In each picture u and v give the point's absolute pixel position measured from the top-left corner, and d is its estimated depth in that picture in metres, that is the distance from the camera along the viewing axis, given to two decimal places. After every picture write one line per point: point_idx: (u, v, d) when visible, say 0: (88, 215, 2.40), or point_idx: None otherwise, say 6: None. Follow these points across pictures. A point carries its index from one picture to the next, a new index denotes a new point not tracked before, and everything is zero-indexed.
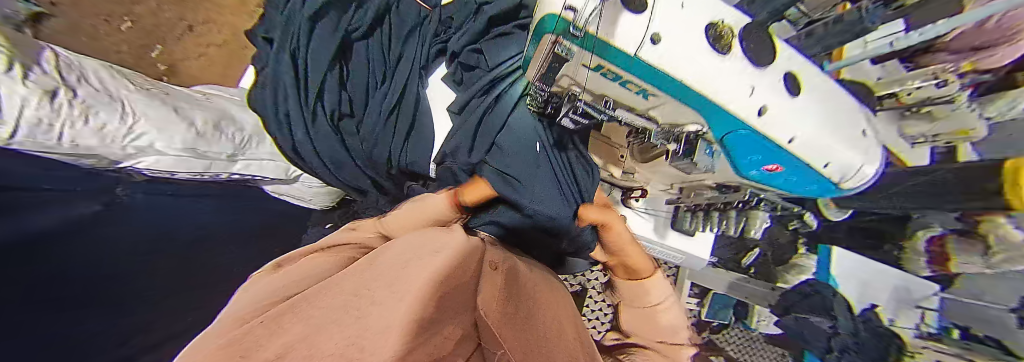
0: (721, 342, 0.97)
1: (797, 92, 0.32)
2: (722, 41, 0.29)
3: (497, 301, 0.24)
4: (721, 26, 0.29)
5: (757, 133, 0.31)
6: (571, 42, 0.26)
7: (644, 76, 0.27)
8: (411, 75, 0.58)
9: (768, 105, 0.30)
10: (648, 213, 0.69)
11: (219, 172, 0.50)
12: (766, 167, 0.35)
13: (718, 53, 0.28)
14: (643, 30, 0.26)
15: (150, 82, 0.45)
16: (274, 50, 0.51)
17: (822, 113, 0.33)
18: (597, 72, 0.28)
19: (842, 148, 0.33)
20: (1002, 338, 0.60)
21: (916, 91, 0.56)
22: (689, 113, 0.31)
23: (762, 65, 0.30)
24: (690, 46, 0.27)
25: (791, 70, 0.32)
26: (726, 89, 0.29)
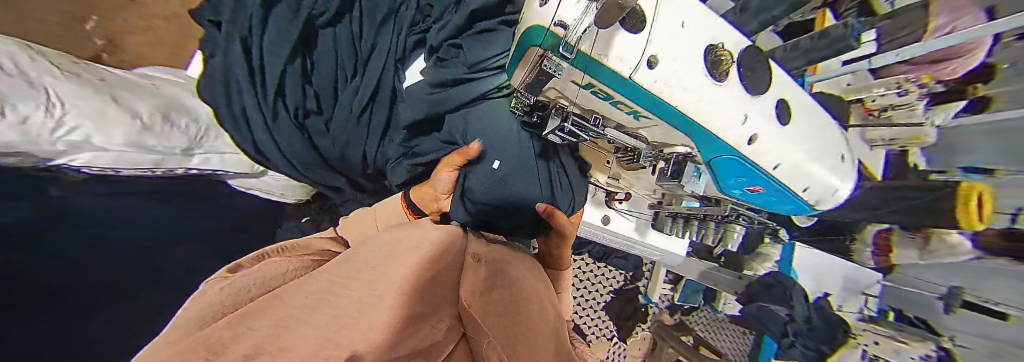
0: (691, 323, 1.08)
1: (786, 120, 0.32)
2: (722, 68, 0.27)
3: (476, 292, 0.31)
4: (720, 51, 0.27)
5: (745, 159, 0.31)
6: (561, 60, 0.24)
7: (638, 98, 0.26)
8: (386, 67, 0.55)
9: (758, 134, 0.30)
10: (631, 215, 0.72)
11: (173, 167, 0.47)
12: (750, 188, 0.37)
13: (717, 82, 0.27)
14: (642, 52, 0.23)
15: (77, 63, 0.39)
16: (225, 39, 0.46)
17: (809, 139, 0.34)
18: (588, 89, 0.27)
19: (824, 174, 0.35)
20: (928, 319, 0.67)
21: (879, 99, 0.53)
22: (678, 136, 0.31)
23: (756, 93, 0.29)
24: (688, 70, 0.25)
25: (783, 95, 0.32)
26: (719, 119, 0.28)
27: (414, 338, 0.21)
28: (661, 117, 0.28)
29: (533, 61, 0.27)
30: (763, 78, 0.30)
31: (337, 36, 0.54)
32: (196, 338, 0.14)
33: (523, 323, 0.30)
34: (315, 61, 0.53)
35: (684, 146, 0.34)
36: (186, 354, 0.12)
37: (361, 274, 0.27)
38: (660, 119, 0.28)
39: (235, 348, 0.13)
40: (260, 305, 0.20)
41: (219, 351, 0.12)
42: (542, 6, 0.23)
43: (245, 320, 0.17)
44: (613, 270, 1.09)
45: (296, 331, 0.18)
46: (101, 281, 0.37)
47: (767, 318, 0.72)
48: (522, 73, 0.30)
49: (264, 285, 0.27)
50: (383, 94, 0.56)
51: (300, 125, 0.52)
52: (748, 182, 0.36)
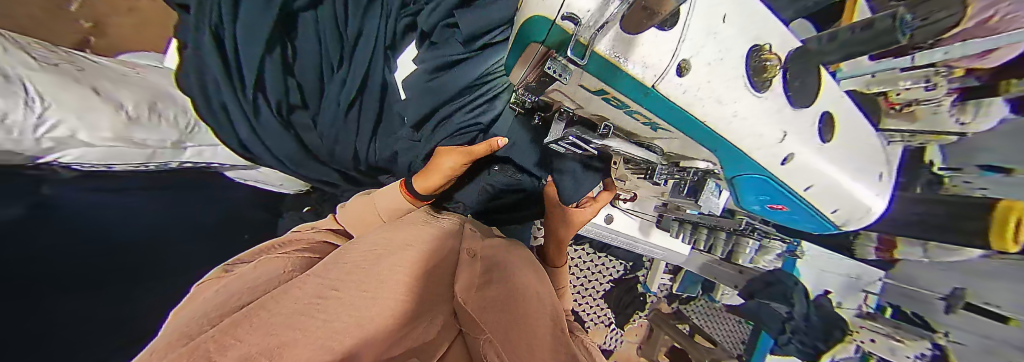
0: (687, 311, 1.10)
1: (829, 138, 0.30)
2: (763, 76, 0.25)
3: (472, 289, 0.31)
4: (767, 53, 0.25)
5: (771, 179, 0.30)
6: (568, 62, 0.22)
7: (659, 109, 0.24)
8: (376, 58, 0.51)
9: (794, 154, 0.28)
10: (634, 214, 0.71)
11: (167, 161, 0.46)
12: (770, 205, 0.35)
13: (756, 92, 0.24)
14: (670, 56, 0.21)
15: (52, 52, 0.37)
16: (194, 30, 0.43)
17: (842, 155, 0.31)
18: (599, 94, 0.25)
19: (858, 196, 0.33)
20: (927, 315, 0.65)
21: (903, 92, 0.47)
22: (700, 151, 0.30)
23: (798, 106, 0.27)
24: (722, 79, 0.23)
25: (828, 109, 0.29)
26: (747, 135, 0.26)
27: (411, 334, 0.23)
28: (680, 130, 0.27)
29: (535, 56, 0.25)
30: (813, 83, 0.28)
31: (319, 22, 0.49)
32: (188, 344, 0.13)
33: (522, 313, 0.31)
34: (297, 52, 0.49)
35: (705, 160, 0.32)
36: (177, 361, 0.11)
37: (354, 275, 0.27)
38: (678, 129, 0.26)
39: (230, 351, 0.13)
40: (251, 310, 0.19)
41: (211, 358, 0.11)
42: None
43: (235, 325, 0.17)
44: (613, 259, 1.10)
45: (298, 327, 0.17)
46: (95, 268, 0.37)
47: (764, 313, 0.74)
48: (524, 67, 0.28)
49: (254, 291, 0.25)
50: (374, 85, 0.53)
51: (285, 121, 0.52)
52: (772, 200, 0.34)
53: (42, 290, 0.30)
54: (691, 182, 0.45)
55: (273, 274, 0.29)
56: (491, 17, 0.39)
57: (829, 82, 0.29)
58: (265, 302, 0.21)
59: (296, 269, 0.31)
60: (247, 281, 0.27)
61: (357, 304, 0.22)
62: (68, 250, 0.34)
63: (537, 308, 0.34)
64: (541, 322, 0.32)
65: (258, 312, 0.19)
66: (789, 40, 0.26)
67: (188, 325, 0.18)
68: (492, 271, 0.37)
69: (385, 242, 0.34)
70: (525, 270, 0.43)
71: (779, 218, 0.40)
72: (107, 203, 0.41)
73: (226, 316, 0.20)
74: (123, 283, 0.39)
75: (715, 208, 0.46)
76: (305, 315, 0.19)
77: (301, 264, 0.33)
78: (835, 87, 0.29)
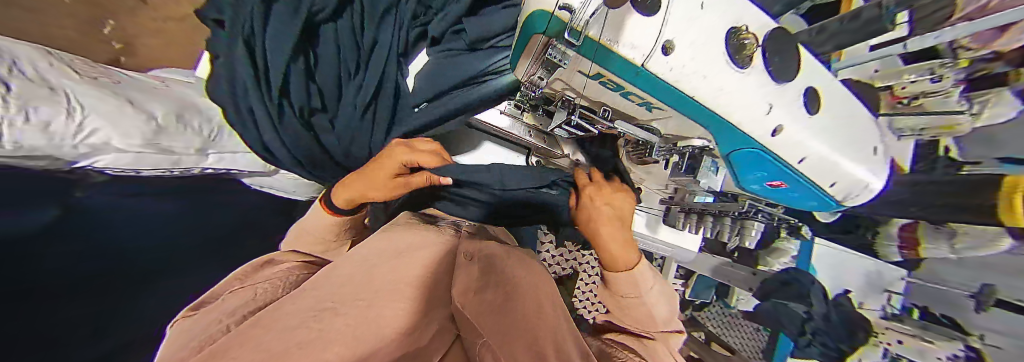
0: (703, 319, 1.05)
1: (815, 109, 0.30)
2: (744, 52, 0.26)
3: (468, 293, 0.31)
4: (744, 33, 0.26)
5: (770, 156, 0.30)
6: (566, 48, 0.23)
7: (654, 90, 0.25)
8: (389, 64, 0.55)
9: (783, 125, 0.28)
10: (642, 210, 0.71)
11: (190, 167, 0.48)
12: (770, 183, 0.35)
13: (739, 69, 0.25)
14: (656, 38, 0.22)
15: (90, 66, 0.40)
16: (227, 40, 0.47)
17: (834, 130, 0.31)
18: (596, 79, 0.26)
19: (853, 171, 0.33)
20: (957, 317, 0.63)
21: (909, 86, 0.49)
22: (699, 130, 0.30)
23: (785, 82, 0.28)
24: (709, 58, 0.24)
25: (813, 84, 0.30)
26: (742, 109, 0.26)
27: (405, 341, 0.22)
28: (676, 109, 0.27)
29: (539, 47, 0.26)
30: (794, 62, 0.28)
31: (337, 33, 0.54)
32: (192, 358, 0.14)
33: (520, 314, 0.30)
34: (318, 59, 0.53)
35: (701, 138, 0.33)
36: None
37: (347, 288, 0.27)
38: (677, 110, 0.27)
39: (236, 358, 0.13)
40: (252, 324, 0.19)
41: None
42: None
43: (236, 338, 0.17)
44: None
45: (301, 332, 0.18)
46: (106, 278, 0.38)
47: (782, 316, 0.68)
48: (529, 58, 0.28)
49: (243, 308, 0.26)
50: (387, 90, 0.55)
51: (307, 123, 0.53)
52: (766, 177, 0.34)
53: (51, 303, 0.31)
54: (687, 162, 0.48)
55: (256, 293, 0.29)
56: (496, 24, 0.48)
57: (810, 59, 0.30)
58: (266, 315, 0.21)
59: (278, 290, 0.31)
60: (237, 301, 0.27)
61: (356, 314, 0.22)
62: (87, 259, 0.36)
63: (538, 309, 0.34)
64: (544, 325, 0.31)
65: (259, 325, 0.19)
66: (767, 23, 0.27)
67: (186, 347, 0.18)
68: (493, 274, 0.36)
69: (376, 253, 0.35)
70: (525, 272, 0.42)
71: (779, 199, 0.39)
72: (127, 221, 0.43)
73: (223, 335, 0.20)
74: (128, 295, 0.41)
75: (715, 185, 0.48)
76: (307, 323, 0.20)
77: (284, 285, 0.33)
78: (815, 60, 0.30)
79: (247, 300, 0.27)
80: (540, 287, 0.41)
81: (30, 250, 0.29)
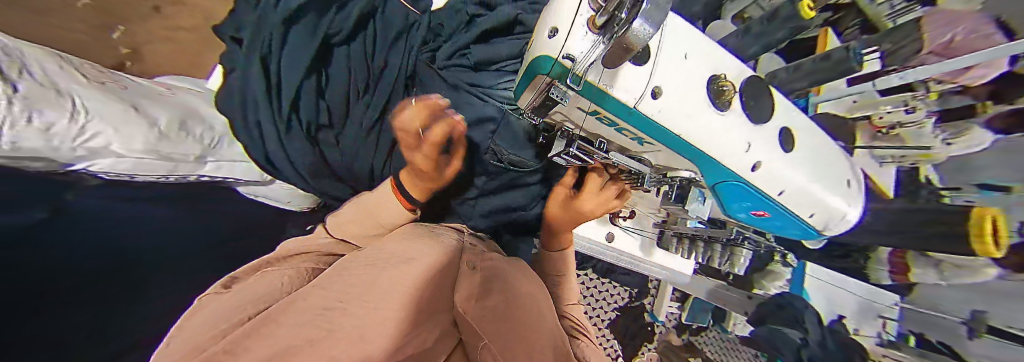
0: (698, 344, 1.02)
1: (790, 148, 0.32)
2: (723, 97, 0.28)
3: (472, 299, 0.31)
4: (724, 82, 0.28)
5: (755, 189, 0.31)
6: (568, 89, 0.24)
7: (646, 127, 0.27)
8: (395, 87, 0.60)
9: (761, 161, 0.30)
10: (635, 232, 0.71)
11: (187, 174, 0.48)
12: (754, 212, 0.36)
13: (720, 111, 0.27)
14: (645, 83, 0.24)
15: (100, 71, 0.41)
16: (246, 59, 0.49)
17: (814, 165, 0.33)
18: (593, 115, 0.28)
19: (829, 202, 0.34)
20: (954, 346, 0.60)
21: (886, 116, 0.53)
22: (687, 163, 0.32)
23: (760, 123, 0.30)
24: (693, 99, 0.26)
25: (787, 125, 0.32)
26: (725, 148, 0.28)
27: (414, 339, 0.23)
28: (662, 143, 0.29)
29: (540, 86, 0.28)
30: (768, 104, 0.30)
31: (350, 53, 0.57)
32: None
33: (520, 327, 0.30)
34: (329, 78, 0.55)
35: (687, 170, 0.34)
36: None
37: (354, 287, 0.27)
38: (664, 144, 0.29)
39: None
40: (252, 329, 0.20)
41: None
42: (552, 37, 0.24)
43: (230, 348, 0.17)
44: (618, 286, 1.07)
45: (307, 336, 0.19)
46: (111, 275, 0.37)
47: (778, 340, 0.65)
48: (532, 93, 0.30)
49: (255, 304, 0.26)
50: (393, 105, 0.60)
51: (312, 138, 0.54)
52: (749, 206, 0.35)
53: (57, 299, 0.31)
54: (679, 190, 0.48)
55: (262, 289, 0.29)
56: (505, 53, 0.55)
57: (782, 101, 0.32)
58: (269, 318, 0.22)
59: (287, 287, 0.31)
60: (245, 296, 0.27)
61: (361, 314, 0.23)
62: (95, 257, 0.36)
63: (539, 322, 0.33)
64: (544, 337, 0.31)
65: (265, 326, 0.20)
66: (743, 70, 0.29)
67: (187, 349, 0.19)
68: (494, 289, 0.36)
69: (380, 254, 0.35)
70: (528, 283, 0.43)
71: (763, 226, 0.40)
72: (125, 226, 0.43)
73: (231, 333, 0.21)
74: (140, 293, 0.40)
75: (703, 214, 0.49)
76: (314, 326, 0.21)
77: (294, 280, 0.33)
78: (789, 104, 0.32)
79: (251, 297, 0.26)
80: (542, 297, 0.41)
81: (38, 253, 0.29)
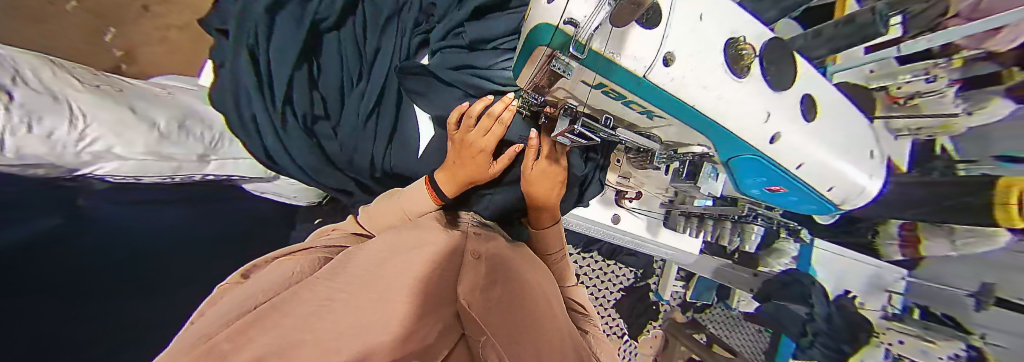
0: (704, 320, 1.05)
1: (812, 116, 0.30)
2: (741, 62, 0.26)
3: (476, 290, 0.32)
4: (741, 44, 0.25)
5: (770, 161, 0.30)
6: (570, 60, 0.23)
7: (656, 100, 0.25)
8: (389, 74, 0.59)
9: (781, 132, 0.29)
10: (641, 213, 0.71)
11: (192, 174, 0.48)
12: (769, 187, 0.36)
13: (737, 78, 0.25)
14: (657, 50, 0.22)
15: (92, 75, 0.40)
16: (232, 50, 0.47)
17: (834, 136, 0.31)
18: (599, 88, 0.27)
19: (852, 175, 0.33)
20: (956, 316, 0.59)
21: (905, 86, 0.49)
22: (701, 137, 0.31)
23: (779, 89, 0.28)
24: (708, 67, 0.24)
25: (810, 91, 0.30)
26: (738, 118, 0.27)
27: (411, 341, 0.24)
28: (677, 117, 0.27)
29: (540, 61, 0.26)
30: (789, 71, 0.29)
31: (340, 40, 0.57)
32: (200, 347, 0.15)
33: (526, 327, 0.30)
34: (321, 67, 0.55)
35: (701, 145, 0.33)
36: (198, 360, 0.13)
37: (358, 278, 0.28)
38: (676, 118, 0.27)
39: (239, 353, 0.14)
40: (263, 311, 0.21)
41: (227, 359, 0.14)
42: (552, 2, 0.22)
43: (240, 330, 0.18)
44: (623, 267, 1.09)
45: (304, 328, 0.20)
46: (120, 277, 0.38)
47: (784, 317, 0.68)
48: (533, 68, 0.28)
49: (266, 293, 0.26)
50: (390, 91, 0.59)
51: (308, 130, 0.54)
52: (763, 181, 0.34)
53: (72, 298, 0.32)
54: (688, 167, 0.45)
55: (277, 277, 0.30)
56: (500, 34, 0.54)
57: (804, 65, 0.30)
58: (279, 302, 0.23)
59: (301, 272, 0.32)
60: (258, 286, 0.28)
61: (363, 307, 0.24)
62: (107, 259, 0.37)
63: (549, 313, 0.35)
64: (550, 333, 0.32)
65: (271, 313, 0.21)
66: (762, 32, 0.27)
67: (208, 327, 0.20)
68: (497, 276, 0.36)
69: (389, 245, 0.36)
70: (534, 273, 0.43)
71: (778, 201, 0.40)
72: None
73: (240, 316, 0.22)
74: (148, 295, 0.42)
75: (715, 191, 0.46)
76: (314, 317, 0.21)
77: (308, 266, 0.34)
78: (812, 70, 0.30)
79: (263, 287, 0.27)
80: (545, 284, 0.42)
81: (45, 257, 0.30)
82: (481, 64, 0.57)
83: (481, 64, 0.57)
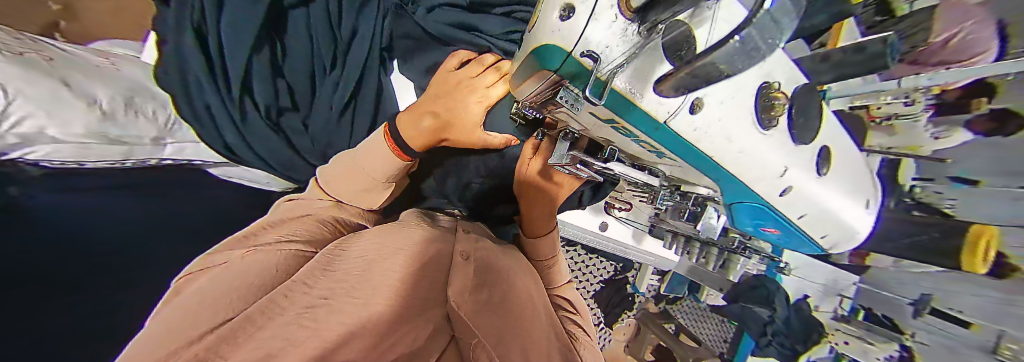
0: (675, 311, 1.07)
1: (825, 171, 0.25)
2: (773, 113, 0.21)
3: (466, 292, 0.32)
4: (776, 92, 0.21)
5: (770, 209, 0.27)
6: (583, 96, 0.20)
7: (669, 142, 0.22)
8: (370, 57, 0.56)
9: (795, 187, 0.24)
10: (629, 223, 0.74)
11: (145, 158, 0.50)
12: (766, 228, 0.34)
13: (762, 130, 0.21)
14: (682, 95, 0.18)
15: (15, 40, 0.38)
16: (174, 25, 0.45)
17: (859, 186, 0.27)
18: (610, 122, 0.24)
19: (862, 229, 0.29)
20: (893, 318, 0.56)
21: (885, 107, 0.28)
22: (697, 176, 0.29)
23: (802, 141, 0.23)
24: (738, 115, 0.20)
25: (830, 142, 0.25)
26: (757, 171, 0.23)
27: (399, 342, 0.25)
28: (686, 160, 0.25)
29: (547, 84, 0.22)
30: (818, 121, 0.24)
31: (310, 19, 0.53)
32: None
33: (517, 329, 0.30)
34: (287, 50, 0.52)
35: (708, 187, 0.31)
36: None
37: (342, 282, 0.27)
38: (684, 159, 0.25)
39: None
40: (240, 322, 0.20)
41: None
42: (568, 19, 0.17)
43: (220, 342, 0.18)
44: (605, 260, 1.16)
45: (282, 341, 0.19)
46: (77, 272, 0.39)
47: (750, 315, 0.77)
48: (533, 86, 0.25)
49: (246, 297, 0.25)
50: (369, 80, 0.56)
51: (273, 124, 0.54)
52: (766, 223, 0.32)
53: None
54: (690, 209, 0.43)
55: (260, 268, 0.29)
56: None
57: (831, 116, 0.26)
58: (258, 308, 0.22)
59: (282, 268, 0.30)
60: (232, 286, 0.26)
61: (350, 312, 0.24)
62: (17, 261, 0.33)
63: (539, 314, 0.36)
64: (540, 334, 0.32)
65: (248, 324, 0.20)
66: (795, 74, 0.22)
67: (182, 336, 0.19)
68: (489, 273, 0.37)
69: (373, 249, 0.33)
70: (523, 276, 0.44)
71: (771, 239, 0.39)
72: (75, 212, 0.41)
73: (211, 327, 0.21)
74: (112, 289, 0.42)
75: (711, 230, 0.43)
76: (294, 325, 0.21)
77: (293, 262, 0.32)
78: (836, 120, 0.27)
79: (241, 282, 0.26)
80: (532, 283, 0.43)
81: None
82: (487, 26, 0.50)
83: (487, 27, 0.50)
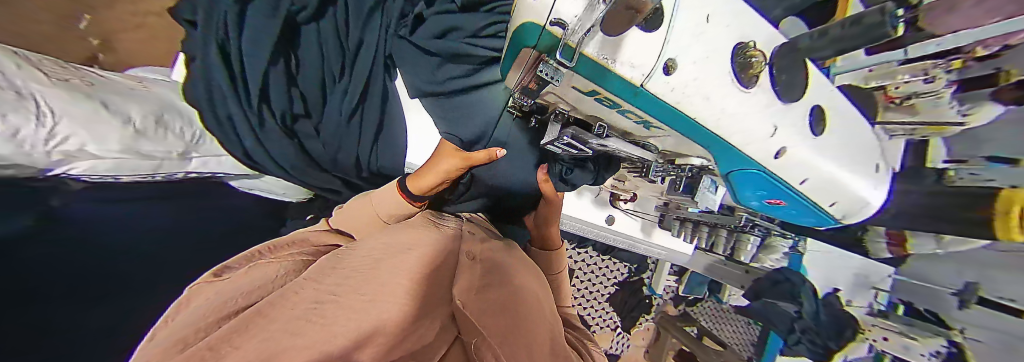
0: (694, 314, 1.06)
1: (820, 131, 0.29)
2: (750, 72, 0.25)
3: (472, 291, 0.30)
4: (751, 50, 0.25)
5: (765, 173, 0.29)
6: (559, 65, 0.22)
7: (646, 106, 0.24)
8: (376, 66, 0.59)
9: (785, 148, 0.27)
10: (636, 215, 0.74)
11: (172, 171, 0.50)
12: (769, 200, 0.34)
13: (744, 88, 0.25)
14: (656, 56, 0.21)
15: (61, 68, 0.40)
16: (203, 42, 0.48)
17: (841, 149, 0.30)
18: (592, 95, 0.26)
19: (857, 187, 0.32)
20: (940, 312, 0.58)
21: (903, 85, 0.40)
22: (690, 145, 0.30)
23: (787, 100, 0.27)
24: (710, 76, 0.23)
25: (819, 103, 0.29)
26: (742, 130, 0.26)
27: (410, 337, 0.22)
28: (675, 128, 0.26)
29: (528, 61, 0.25)
30: (800, 80, 0.27)
31: (319, 33, 0.56)
32: (183, 352, 0.13)
33: (525, 329, 0.29)
34: (299, 62, 0.55)
35: (700, 157, 0.32)
36: None
37: (350, 280, 0.26)
38: (672, 128, 0.26)
39: (226, 357, 0.12)
40: (247, 314, 0.18)
41: None
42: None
43: (231, 331, 0.16)
44: (617, 262, 1.09)
45: (290, 329, 0.17)
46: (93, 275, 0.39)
47: (773, 313, 0.68)
48: (519, 70, 0.29)
49: (249, 296, 0.23)
50: (375, 85, 0.59)
51: (289, 129, 0.56)
52: (770, 193, 0.32)
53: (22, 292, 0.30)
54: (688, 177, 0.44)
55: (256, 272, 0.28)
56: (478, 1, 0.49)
57: (816, 73, 0.29)
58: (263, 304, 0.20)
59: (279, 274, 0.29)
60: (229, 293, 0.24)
61: (357, 309, 0.21)
62: (50, 258, 0.34)
63: (545, 318, 0.34)
64: (542, 336, 0.30)
65: (256, 317, 0.18)
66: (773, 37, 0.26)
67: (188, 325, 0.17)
68: (493, 274, 0.36)
69: (380, 246, 0.34)
70: (532, 279, 0.42)
71: (778, 213, 0.38)
72: (93, 217, 0.41)
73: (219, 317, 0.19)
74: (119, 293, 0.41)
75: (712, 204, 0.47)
76: (304, 320, 0.18)
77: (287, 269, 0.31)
78: (820, 79, 0.29)
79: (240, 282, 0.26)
80: (534, 283, 0.42)
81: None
82: (468, 24, 0.49)
83: (471, 26, 0.50)
